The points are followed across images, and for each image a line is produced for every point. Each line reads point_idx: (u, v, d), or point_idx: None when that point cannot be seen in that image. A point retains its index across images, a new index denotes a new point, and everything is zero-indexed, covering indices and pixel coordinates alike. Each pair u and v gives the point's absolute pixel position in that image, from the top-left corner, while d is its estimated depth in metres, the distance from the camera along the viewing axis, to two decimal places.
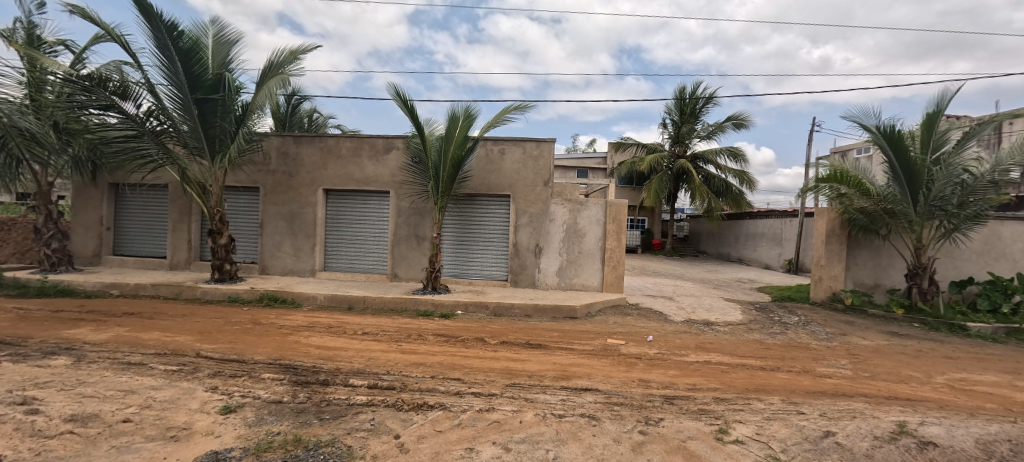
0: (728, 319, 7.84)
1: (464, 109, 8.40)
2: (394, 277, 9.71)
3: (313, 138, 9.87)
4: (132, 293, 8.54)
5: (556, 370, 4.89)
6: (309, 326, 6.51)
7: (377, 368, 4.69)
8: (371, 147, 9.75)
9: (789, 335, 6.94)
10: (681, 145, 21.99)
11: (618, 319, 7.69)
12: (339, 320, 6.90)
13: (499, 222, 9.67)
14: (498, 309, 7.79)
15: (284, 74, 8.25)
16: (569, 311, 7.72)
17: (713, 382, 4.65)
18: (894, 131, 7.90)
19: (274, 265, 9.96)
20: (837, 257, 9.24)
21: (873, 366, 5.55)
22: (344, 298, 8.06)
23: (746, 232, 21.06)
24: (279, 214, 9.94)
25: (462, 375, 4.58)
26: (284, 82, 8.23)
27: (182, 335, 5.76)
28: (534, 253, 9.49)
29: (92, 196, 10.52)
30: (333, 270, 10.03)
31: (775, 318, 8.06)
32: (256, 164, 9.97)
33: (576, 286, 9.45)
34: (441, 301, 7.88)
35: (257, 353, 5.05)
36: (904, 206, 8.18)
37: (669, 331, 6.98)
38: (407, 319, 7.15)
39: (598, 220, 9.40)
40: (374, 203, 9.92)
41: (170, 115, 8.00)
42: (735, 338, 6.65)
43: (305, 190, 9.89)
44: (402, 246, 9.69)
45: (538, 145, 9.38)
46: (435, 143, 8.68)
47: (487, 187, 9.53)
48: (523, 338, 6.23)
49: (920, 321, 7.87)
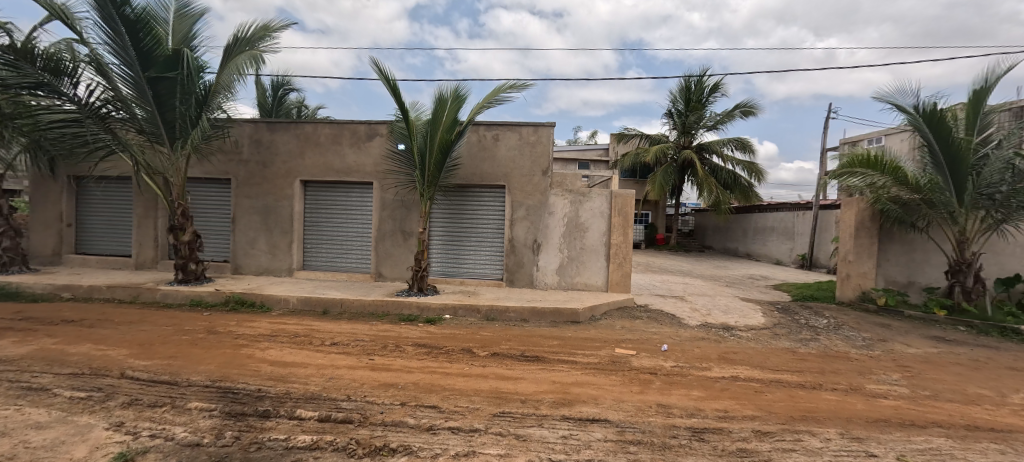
0: (749, 323, 6.97)
1: (453, 90, 7.52)
2: (379, 276, 8.85)
3: (288, 124, 8.98)
4: (86, 297, 7.71)
5: (555, 392, 4.01)
6: (272, 335, 5.65)
7: (335, 393, 3.81)
8: (352, 133, 8.87)
9: (823, 343, 6.05)
10: (686, 136, 21.08)
11: (626, 324, 6.82)
12: (310, 328, 6.05)
13: (493, 215, 8.79)
14: (490, 313, 6.93)
15: (253, 50, 7.32)
16: (571, 315, 6.84)
17: (748, 408, 3.77)
18: (936, 112, 7.05)
19: (247, 264, 9.10)
20: (866, 251, 8.29)
21: (932, 381, 4.68)
22: (319, 301, 7.20)
23: (755, 226, 20.16)
24: (253, 208, 9.07)
25: (440, 401, 3.71)
26: (252, 60, 7.31)
27: (117, 348, 4.91)
28: (531, 249, 8.61)
29: (51, 189, 9.65)
30: (312, 270, 9.17)
31: (802, 321, 7.19)
32: (225, 153, 9.07)
33: (578, 285, 8.59)
34: (427, 305, 7.02)
35: (195, 373, 4.21)
36: (946, 196, 7.31)
37: (685, 338, 6.11)
38: (386, 326, 6.31)
39: (602, 213, 8.52)
40: (357, 195, 9.04)
41: (121, 96, 7.07)
42: (761, 347, 5.77)
43: (280, 182, 9.02)
44: (386, 243, 8.82)
45: (535, 130, 8.49)
46: (421, 127, 7.77)
47: (479, 177, 8.64)
48: (517, 349, 5.36)
49: (966, 325, 7.00)
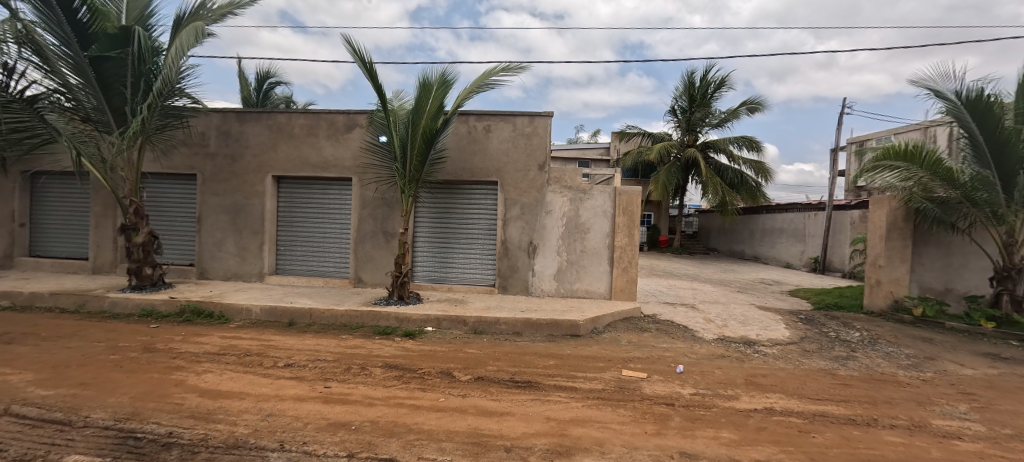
0: (772, 337, 6.12)
1: (439, 74, 6.69)
2: (358, 281, 8.02)
3: (259, 115, 8.15)
4: (26, 305, 6.88)
5: (550, 435, 3.16)
6: (218, 354, 4.80)
7: (266, 439, 2.96)
8: (329, 124, 8.02)
9: (863, 362, 5.21)
10: (691, 134, 20.28)
11: (633, 338, 5.97)
12: (266, 344, 5.20)
13: (484, 215, 7.97)
14: (479, 325, 6.09)
15: (196, 21, 6.31)
16: (570, 328, 6.00)
17: (797, 458, 2.93)
18: (984, 98, 6.23)
19: (214, 268, 8.28)
20: (899, 255, 7.45)
21: (1010, 415, 3.85)
22: (285, 312, 6.36)
23: (762, 228, 19.30)
24: (220, 206, 8.24)
25: (400, 451, 2.87)
26: (196, 33, 6.26)
27: (22, 372, 4.07)
28: (526, 252, 7.78)
29: (2, 186, 8.81)
30: (285, 274, 8.34)
31: (832, 334, 6.35)
32: (190, 145, 8.25)
33: (578, 292, 7.75)
34: (407, 316, 6.18)
35: (99, 410, 3.36)
36: (994, 192, 6.46)
37: (702, 355, 5.27)
38: (357, 341, 5.46)
39: (605, 212, 7.70)
40: (335, 192, 8.21)
41: (62, 78, 6.25)
42: (793, 367, 4.92)
43: (250, 178, 8.19)
44: (366, 245, 7.98)
45: (530, 120, 7.67)
46: (403, 117, 6.94)
47: (469, 172, 7.82)
48: (507, 372, 4.53)
49: (1020, 339, 6.14)
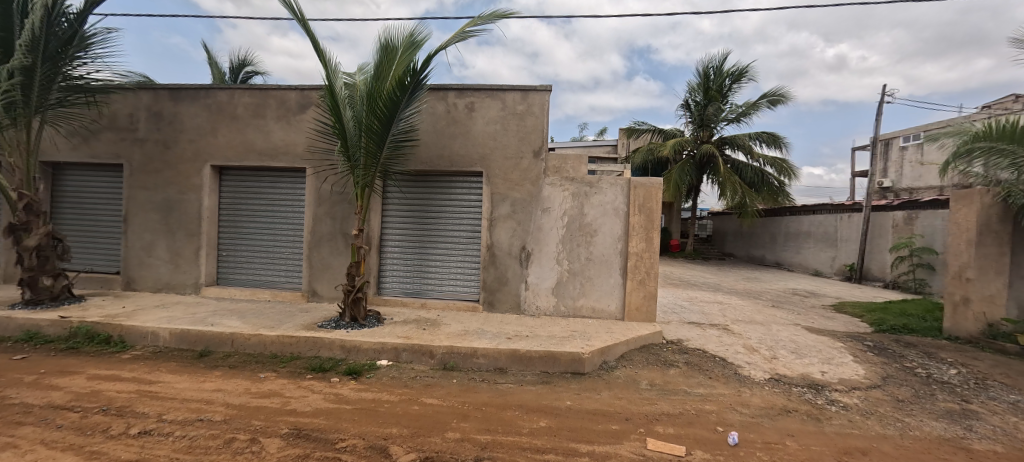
0: (843, 377, 4.55)
1: (405, 34, 5.25)
2: (313, 295, 6.56)
3: (196, 91, 6.71)
4: None
5: None
6: (59, 411, 3.30)
7: None
8: (279, 103, 6.57)
9: (995, 423, 3.61)
10: (705, 129, 18.70)
11: (656, 378, 4.43)
12: (144, 390, 3.72)
13: (467, 215, 6.47)
14: (450, 358, 4.58)
15: None
16: (572, 364, 4.47)
17: None
18: None
19: (143, 276, 6.86)
20: (993, 266, 5.84)
21: None
22: (200, 338, 4.89)
23: (786, 232, 17.61)
24: (150, 203, 6.83)
25: None
26: None
27: None
28: (518, 260, 6.26)
29: None
30: (228, 285, 6.91)
31: (922, 373, 4.75)
32: (115, 130, 6.85)
33: (583, 310, 6.22)
34: (355, 346, 4.69)
35: None
36: None
37: (758, 410, 3.71)
38: (277, 384, 3.96)
39: (616, 210, 6.18)
40: (288, 186, 6.77)
41: None
42: (902, 435, 3.32)
43: (186, 168, 6.78)
44: (323, 250, 6.51)
45: (523, 97, 6.18)
46: (361, 90, 5.51)
47: (448, 161, 6.33)
48: (474, 446, 2.98)
49: None
